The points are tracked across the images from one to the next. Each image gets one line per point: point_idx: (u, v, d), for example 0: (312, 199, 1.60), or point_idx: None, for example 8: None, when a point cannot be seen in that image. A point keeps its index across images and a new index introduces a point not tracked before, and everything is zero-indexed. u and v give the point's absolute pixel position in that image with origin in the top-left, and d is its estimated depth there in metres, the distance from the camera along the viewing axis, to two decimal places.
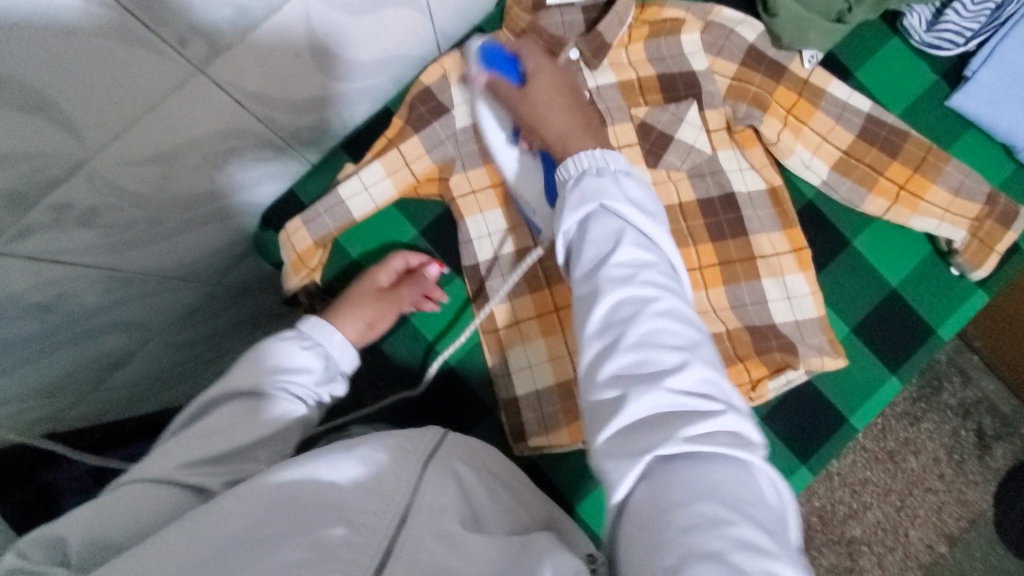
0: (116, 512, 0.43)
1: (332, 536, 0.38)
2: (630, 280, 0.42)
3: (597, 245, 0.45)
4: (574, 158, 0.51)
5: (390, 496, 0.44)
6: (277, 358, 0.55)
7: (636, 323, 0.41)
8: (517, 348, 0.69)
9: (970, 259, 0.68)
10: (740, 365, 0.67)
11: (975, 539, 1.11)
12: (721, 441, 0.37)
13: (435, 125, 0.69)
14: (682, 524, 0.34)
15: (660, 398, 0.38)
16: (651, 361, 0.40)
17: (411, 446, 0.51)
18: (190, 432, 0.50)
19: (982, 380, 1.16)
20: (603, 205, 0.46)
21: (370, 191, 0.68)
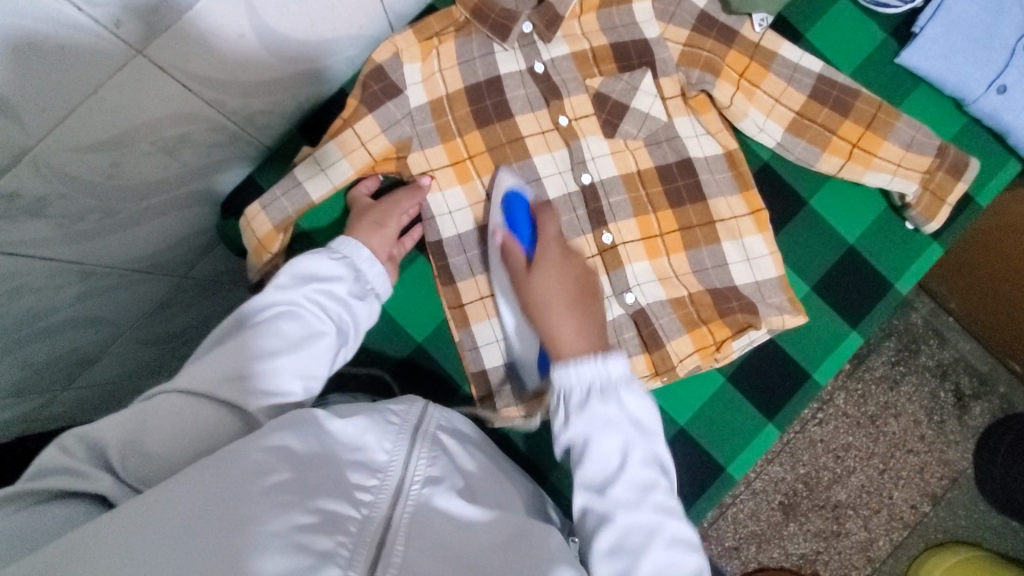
0: (159, 421, 0.48)
1: (343, 515, 0.41)
2: (622, 467, 0.50)
3: (597, 451, 0.51)
4: (573, 366, 0.53)
5: (387, 477, 0.47)
6: (311, 269, 0.60)
7: (619, 481, 0.50)
8: (482, 323, 0.69)
9: (924, 213, 0.69)
10: (704, 328, 0.69)
11: (957, 496, 1.14)
12: (673, 526, 0.49)
13: (389, 105, 0.69)
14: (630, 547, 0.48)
15: (633, 523, 0.49)
16: (622, 493, 0.50)
17: (400, 420, 0.53)
18: (221, 347, 0.52)
19: (958, 341, 1.17)
20: (613, 399, 0.52)
21: (327, 172, 0.67)
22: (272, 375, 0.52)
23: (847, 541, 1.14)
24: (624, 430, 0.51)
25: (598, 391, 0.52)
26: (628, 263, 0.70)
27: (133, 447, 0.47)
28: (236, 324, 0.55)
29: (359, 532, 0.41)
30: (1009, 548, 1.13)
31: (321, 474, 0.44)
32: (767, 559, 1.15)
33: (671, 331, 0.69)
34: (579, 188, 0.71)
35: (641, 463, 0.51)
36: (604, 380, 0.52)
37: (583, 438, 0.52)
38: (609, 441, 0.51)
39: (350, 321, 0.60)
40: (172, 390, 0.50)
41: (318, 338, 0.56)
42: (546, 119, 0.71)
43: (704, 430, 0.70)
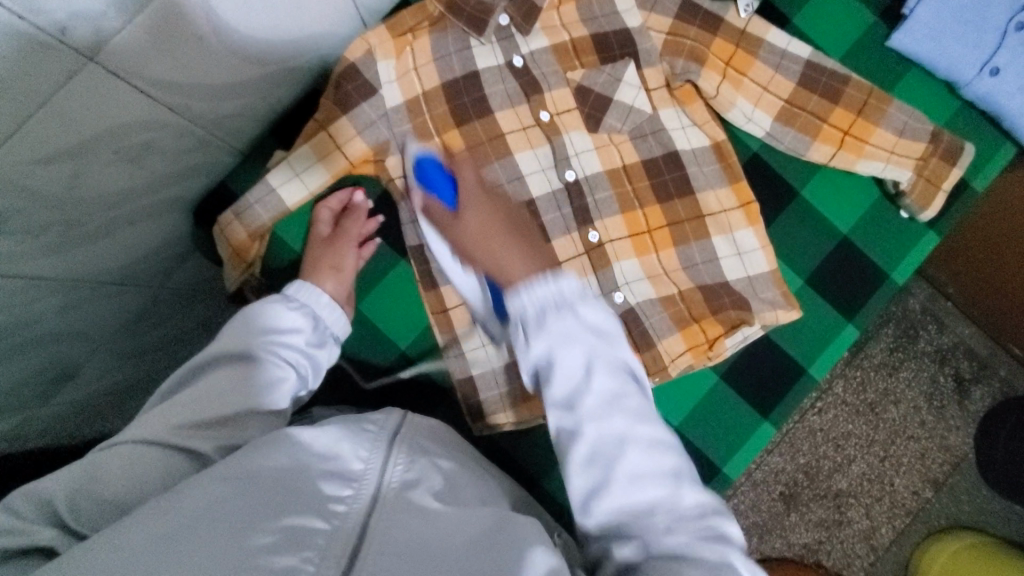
0: (110, 470, 0.46)
1: (309, 525, 0.38)
2: (603, 399, 0.45)
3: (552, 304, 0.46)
4: (530, 285, 0.48)
5: (360, 484, 0.44)
6: (265, 319, 0.57)
7: (563, 342, 0.46)
8: (467, 328, 0.67)
9: (918, 200, 0.67)
10: (695, 326, 0.67)
11: (960, 482, 1.13)
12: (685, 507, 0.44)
13: (364, 105, 0.66)
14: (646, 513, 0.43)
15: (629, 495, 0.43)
16: (593, 404, 0.45)
17: (378, 434, 0.51)
18: (175, 400, 0.51)
19: (958, 326, 1.15)
20: (571, 311, 0.47)
21: (301, 177, 0.65)
22: (228, 421, 0.50)
23: (849, 529, 1.13)
24: (587, 342, 0.46)
25: (553, 306, 0.46)
26: (615, 261, 0.68)
27: (84, 494, 0.45)
28: (186, 377, 0.54)
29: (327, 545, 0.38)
30: (1013, 532, 1.12)
31: (289, 487, 0.41)
32: (769, 550, 1.14)
33: (662, 329, 0.67)
34: (563, 185, 0.69)
35: (581, 299, 0.47)
36: (560, 291, 0.47)
37: (546, 352, 0.46)
38: (563, 322, 0.46)
39: (308, 368, 0.58)
40: (125, 439, 0.48)
41: (275, 385, 0.54)
42: (526, 114, 0.69)
43: (697, 428, 0.68)
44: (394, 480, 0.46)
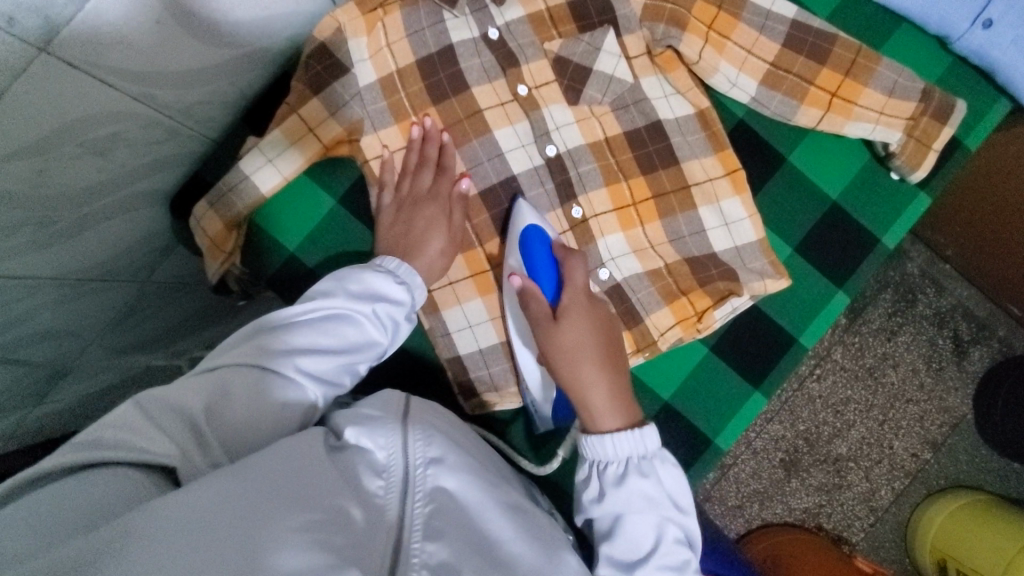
0: (235, 392, 0.48)
1: (344, 523, 0.40)
2: (662, 551, 0.50)
3: (647, 555, 0.50)
4: (614, 442, 0.53)
5: (388, 478, 0.46)
6: (373, 287, 0.57)
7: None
8: (453, 310, 0.67)
9: (908, 161, 0.66)
10: (683, 299, 0.66)
11: (959, 442, 1.13)
12: None
13: (336, 86, 0.64)
14: None
15: None
16: (645, 525, 0.51)
17: (392, 414, 0.52)
18: (283, 333, 0.52)
19: (956, 287, 1.14)
20: (645, 476, 0.52)
21: (275, 163, 0.64)
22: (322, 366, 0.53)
23: (849, 492, 1.13)
24: (661, 509, 0.52)
25: (635, 467, 0.52)
26: (600, 237, 0.67)
27: (215, 415, 0.47)
28: (287, 321, 0.53)
29: (367, 544, 0.40)
30: (1012, 490, 1.12)
31: (321, 475, 0.43)
32: (770, 516, 1.15)
33: (650, 304, 0.66)
34: (545, 161, 0.67)
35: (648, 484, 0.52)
36: (637, 457, 0.53)
37: (614, 515, 0.52)
38: (643, 518, 0.51)
39: (397, 339, 0.59)
40: (238, 362, 0.50)
41: (369, 349, 0.55)
42: (504, 89, 0.67)
43: (688, 402, 0.68)
44: (418, 460, 0.48)
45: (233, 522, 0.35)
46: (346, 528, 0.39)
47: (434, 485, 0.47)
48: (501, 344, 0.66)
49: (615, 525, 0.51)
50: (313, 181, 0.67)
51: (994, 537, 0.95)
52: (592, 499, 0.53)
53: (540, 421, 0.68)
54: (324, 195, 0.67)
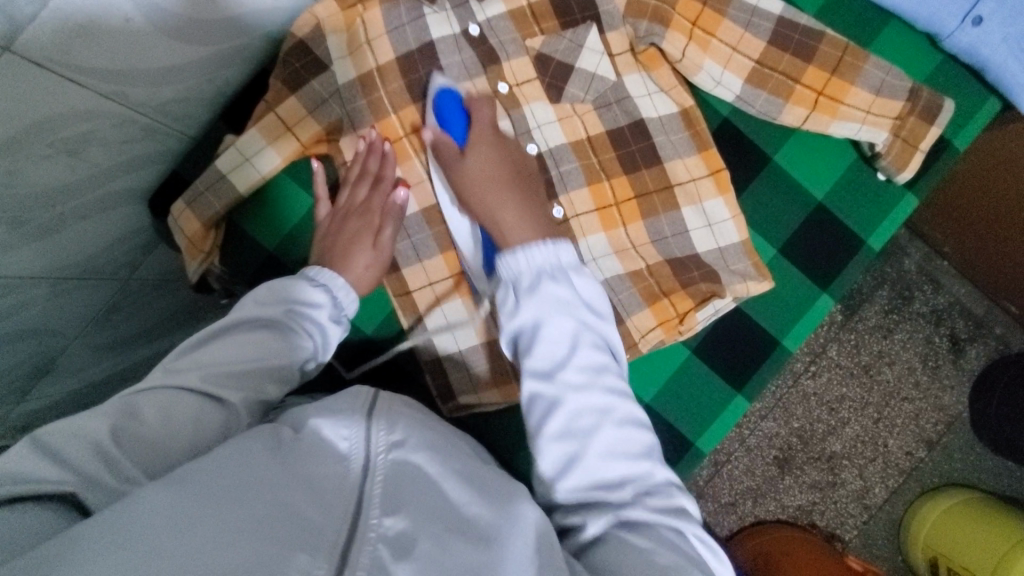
0: (147, 411, 0.46)
1: (299, 514, 0.36)
2: (587, 385, 0.48)
3: (578, 369, 0.49)
4: (517, 254, 0.52)
5: (349, 463, 0.42)
6: (291, 293, 0.57)
7: (583, 393, 0.48)
8: (433, 312, 0.66)
9: (894, 162, 0.65)
10: (665, 301, 0.65)
11: (953, 441, 1.12)
12: (663, 528, 0.45)
13: (314, 83, 0.64)
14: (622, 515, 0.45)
15: (619, 505, 0.46)
16: (572, 376, 0.49)
17: (355, 407, 0.47)
18: (200, 352, 0.52)
19: (953, 286, 1.13)
20: (557, 293, 0.51)
21: (252, 161, 0.63)
22: (240, 377, 0.51)
23: (842, 490, 1.13)
24: (577, 314, 0.51)
25: (572, 332, 0.50)
26: (582, 238, 0.66)
27: (126, 435, 0.45)
28: (207, 337, 0.53)
29: (322, 528, 0.36)
30: (1006, 489, 1.12)
31: (268, 466, 0.39)
32: (762, 512, 1.14)
33: (631, 306, 0.66)
34: None
35: (590, 347, 0.50)
36: (546, 259, 0.52)
37: (533, 323, 0.50)
38: (578, 371, 0.49)
39: (323, 343, 0.58)
40: (155, 384, 0.49)
41: (296, 355, 0.54)
42: (485, 87, 0.66)
43: (670, 405, 0.67)
44: (382, 446, 0.44)
45: (194, 517, 0.34)
46: (312, 510, 0.37)
47: (395, 465, 0.43)
48: (481, 346, 0.66)
49: (524, 328, 0.50)
50: (292, 180, 0.67)
51: (986, 535, 0.95)
52: (509, 278, 0.52)
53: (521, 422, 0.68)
54: (303, 194, 0.67)
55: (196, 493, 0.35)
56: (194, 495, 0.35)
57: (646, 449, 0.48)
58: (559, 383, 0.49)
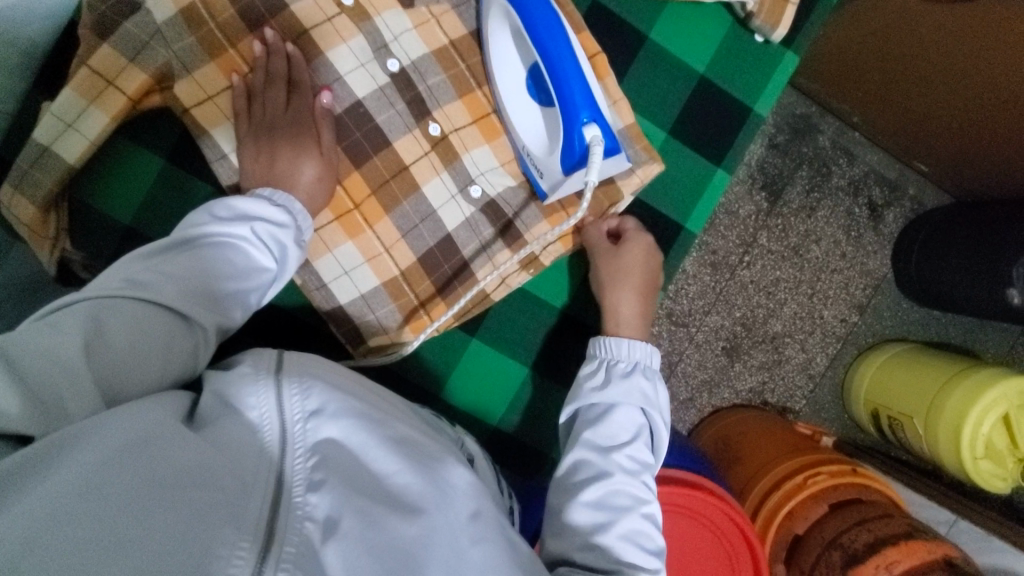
0: (116, 327, 0.45)
1: (213, 502, 0.37)
2: (635, 473, 0.51)
3: (617, 447, 0.51)
4: (619, 345, 0.56)
5: (262, 436, 0.44)
6: (249, 211, 0.53)
7: (615, 497, 0.49)
8: (325, 258, 0.61)
9: (768, 19, 0.62)
10: (558, 209, 0.63)
11: (882, 301, 1.18)
12: None
13: (127, 26, 0.56)
14: (601, 523, 0.48)
15: (602, 522, 0.48)
16: (624, 458, 0.51)
17: (260, 370, 0.48)
18: (164, 264, 0.49)
19: (866, 155, 1.17)
20: (644, 411, 0.54)
21: (77, 126, 0.55)
22: (210, 295, 0.50)
23: (788, 365, 1.17)
24: (650, 415, 0.54)
25: (647, 404, 0.54)
26: (465, 152, 0.63)
27: (98, 354, 0.43)
28: (161, 250, 0.50)
29: (243, 506, 0.38)
30: (933, 335, 1.19)
31: (184, 437, 0.40)
32: (718, 401, 1.16)
33: (528, 219, 0.63)
34: (389, 78, 0.61)
35: (646, 447, 0.53)
36: (647, 368, 0.56)
37: (608, 404, 0.54)
38: (626, 422, 0.53)
39: (286, 263, 0.55)
40: (112, 293, 0.46)
41: (256, 277, 0.52)
42: (328, 2, 0.59)
43: (589, 312, 0.67)
44: (297, 416, 0.46)
45: (115, 499, 0.34)
46: (233, 484, 0.39)
47: (316, 437, 0.45)
48: (383, 286, 0.62)
49: (606, 419, 0.53)
50: (135, 142, 0.59)
51: (921, 382, 1.00)
52: (595, 386, 0.55)
53: (442, 356, 0.65)
54: (151, 155, 0.59)
55: (106, 467, 0.35)
56: (104, 468, 0.35)
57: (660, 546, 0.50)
58: (592, 464, 0.51)
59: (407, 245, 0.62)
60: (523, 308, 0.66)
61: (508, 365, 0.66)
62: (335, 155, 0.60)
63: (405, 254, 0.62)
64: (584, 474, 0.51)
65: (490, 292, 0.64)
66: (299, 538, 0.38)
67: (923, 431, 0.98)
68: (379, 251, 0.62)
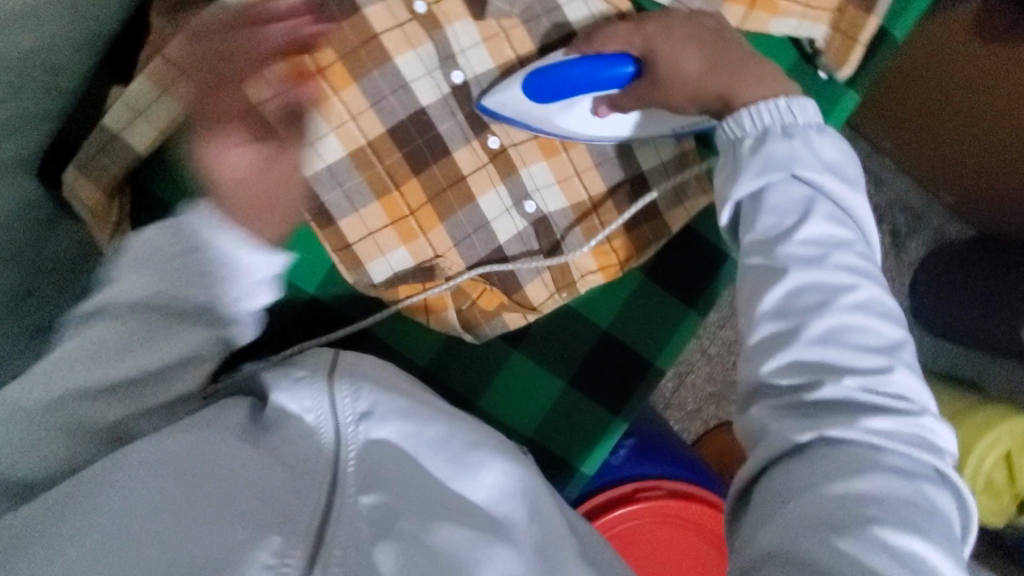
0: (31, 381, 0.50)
1: (269, 517, 0.35)
2: (819, 262, 0.43)
3: (791, 236, 0.44)
4: (751, 109, 0.47)
5: (317, 439, 0.43)
6: (208, 251, 0.51)
7: (849, 374, 0.40)
8: (377, 261, 0.62)
9: (835, 58, 0.63)
10: (606, 244, 0.64)
11: None
12: (886, 425, 0.39)
13: (201, 17, 0.55)
14: (811, 339, 0.41)
15: (803, 354, 0.41)
16: (802, 246, 0.43)
17: (315, 379, 0.46)
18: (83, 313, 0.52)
19: None
20: (794, 172, 0.45)
21: (147, 115, 0.56)
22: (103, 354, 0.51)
23: None
24: (817, 180, 0.45)
25: (808, 168, 0.45)
26: (523, 166, 0.63)
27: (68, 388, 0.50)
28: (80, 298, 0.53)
29: (298, 509, 0.37)
30: None
31: (241, 450, 0.40)
32: None
33: (576, 243, 0.64)
34: (452, 89, 0.61)
35: (825, 219, 0.44)
36: (809, 126, 0.47)
37: (761, 194, 0.45)
38: (787, 195, 0.45)
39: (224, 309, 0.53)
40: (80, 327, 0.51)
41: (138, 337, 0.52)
42: (399, 8, 0.59)
43: (628, 332, 0.67)
44: (349, 418, 0.44)
45: (157, 522, 0.34)
46: (288, 496, 0.38)
47: (368, 444, 0.43)
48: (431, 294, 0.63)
49: (768, 207, 0.45)
50: None
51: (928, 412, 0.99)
52: (780, 244, 0.44)
53: (483, 360, 0.66)
54: None
55: (159, 488, 0.36)
56: (164, 486, 0.36)
57: (888, 369, 0.41)
58: (844, 384, 0.40)
59: (459, 253, 0.63)
60: (565, 323, 0.67)
61: (544, 377, 0.67)
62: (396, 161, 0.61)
63: (456, 262, 0.63)
64: (809, 376, 0.41)
65: (538, 306, 0.64)
66: (345, 539, 0.36)
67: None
68: (430, 258, 0.62)
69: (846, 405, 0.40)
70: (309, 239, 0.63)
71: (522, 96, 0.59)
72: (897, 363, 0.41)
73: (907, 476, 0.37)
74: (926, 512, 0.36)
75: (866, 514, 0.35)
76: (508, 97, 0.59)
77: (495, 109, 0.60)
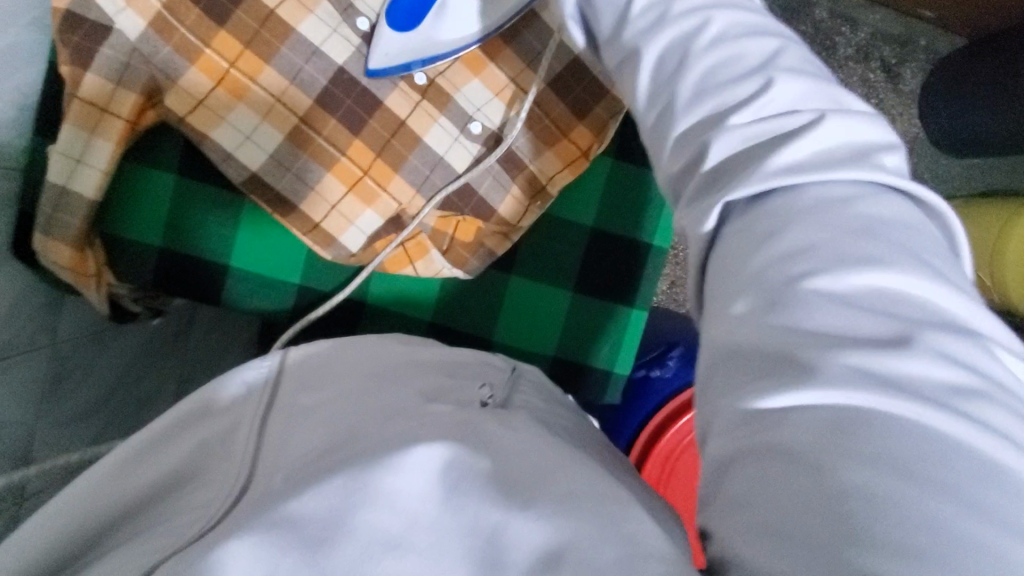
0: None
1: (159, 546, 0.37)
2: (662, 22, 0.39)
3: (631, 15, 0.40)
4: None
5: (244, 455, 0.43)
6: None
7: (735, 107, 0.35)
8: (349, 232, 0.61)
9: None
10: (566, 140, 0.63)
11: (918, 163, 1.11)
12: (804, 155, 0.33)
13: (105, 50, 0.56)
14: (687, 100, 0.37)
15: (689, 120, 0.37)
16: (641, 18, 0.40)
17: (252, 392, 0.48)
18: None
19: (868, 14, 1.08)
20: None
21: (86, 161, 0.57)
22: None
23: None
24: None
25: None
26: (456, 92, 0.62)
27: None
28: None
29: (183, 533, 0.37)
30: (981, 185, 1.11)
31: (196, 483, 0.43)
32: None
33: (532, 149, 0.62)
34: (363, 38, 0.61)
35: None
36: None
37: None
38: None
39: None
40: None
41: None
42: None
43: (619, 223, 0.65)
44: (284, 427, 0.44)
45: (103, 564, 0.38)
46: (183, 527, 0.38)
47: (284, 445, 0.42)
48: (410, 244, 0.63)
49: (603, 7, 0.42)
50: (142, 163, 0.61)
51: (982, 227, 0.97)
52: (624, 30, 0.41)
53: (486, 297, 0.66)
54: (162, 172, 0.61)
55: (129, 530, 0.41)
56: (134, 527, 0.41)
57: (772, 80, 0.35)
58: (733, 125, 0.35)
59: (425, 198, 0.62)
60: (553, 233, 0.65)
61: (551, 293, 0.65)
62: (335, 128, 0.60)
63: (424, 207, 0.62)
64: (694, 143, 0.36)
65: (518, 222, 0.63)
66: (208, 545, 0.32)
67: (993, 283, 0.96)
68: (398, 211, 0.62)
69: (747, 148, 0.34)
70: (276, 232, 0.63)
71: (398, 37, 0.59)
72: (772, 70, 0.36)
73: (844, 202, 0.31)
74: (874, 235, 0.30)
75: (801, 273, 0.30)
76: (388, 47, 0.59)
77: (388, 67, 0.59)
